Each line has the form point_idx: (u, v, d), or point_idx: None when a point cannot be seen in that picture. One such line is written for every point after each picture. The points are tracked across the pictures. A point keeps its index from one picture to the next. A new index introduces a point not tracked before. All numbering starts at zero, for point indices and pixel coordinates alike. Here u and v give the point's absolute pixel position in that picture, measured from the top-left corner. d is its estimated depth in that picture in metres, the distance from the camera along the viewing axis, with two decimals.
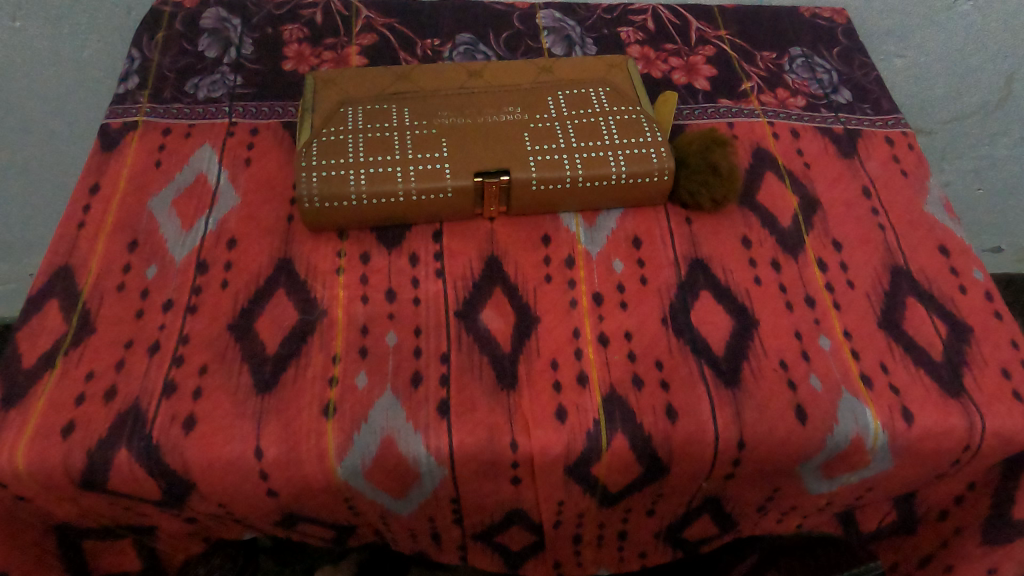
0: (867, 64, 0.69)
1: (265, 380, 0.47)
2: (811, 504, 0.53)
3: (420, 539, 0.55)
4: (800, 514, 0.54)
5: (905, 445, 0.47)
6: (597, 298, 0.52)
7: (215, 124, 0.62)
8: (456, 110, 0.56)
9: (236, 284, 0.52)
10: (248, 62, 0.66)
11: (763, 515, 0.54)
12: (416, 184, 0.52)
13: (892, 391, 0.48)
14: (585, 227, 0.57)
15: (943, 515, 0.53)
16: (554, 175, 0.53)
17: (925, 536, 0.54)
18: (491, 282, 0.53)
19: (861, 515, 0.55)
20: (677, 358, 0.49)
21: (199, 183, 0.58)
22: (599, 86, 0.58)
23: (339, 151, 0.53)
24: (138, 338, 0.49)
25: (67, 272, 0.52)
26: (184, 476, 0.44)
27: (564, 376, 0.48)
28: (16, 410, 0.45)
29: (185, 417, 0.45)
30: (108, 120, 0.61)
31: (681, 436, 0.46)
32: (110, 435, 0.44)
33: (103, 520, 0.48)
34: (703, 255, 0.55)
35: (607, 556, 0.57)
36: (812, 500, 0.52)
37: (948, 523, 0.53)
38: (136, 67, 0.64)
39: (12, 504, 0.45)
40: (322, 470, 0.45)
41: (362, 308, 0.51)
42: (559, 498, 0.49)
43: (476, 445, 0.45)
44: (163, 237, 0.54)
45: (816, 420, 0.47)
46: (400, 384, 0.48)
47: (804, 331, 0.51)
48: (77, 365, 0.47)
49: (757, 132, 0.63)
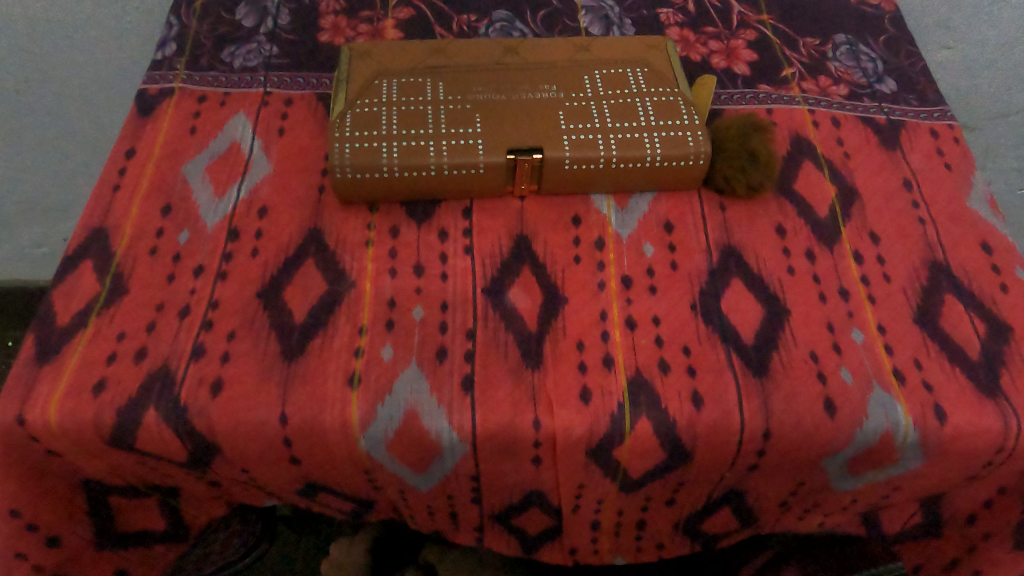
0: (914, 54, 0.67)
1: (292, 348, 0.48)
2: (834, 502, 0.52)
3: (438, 518, 0.55)
4: (823, 511, 0.54)
5: (937, 443, 0.46)
6: (626, 281, 0.52)
7: (249, 94, 0.62)
8: (490, 86, 0.55)
9: (265, 252, 0.52)
10: (284, 33, 0.66)
11: (785, 512, 0.54)
12: (448, 159, 0.52)
13: (925, 388, 0.47)
14: (616, 210, 0.56)
15: (971, 519, 0.52)
16: (587, 155, 0.53)
17: (950, 539, 0.53)
18: (519, 261, 0.53)
19: (883, 516, 0.54)
20: (705, 345, 0.49)
21: (233, 150, 0.58)
22: (637, 67, 0.57)
23: (372, 123, 0.52)
24: (169, 301, 0.49)
25: (102, 233, 0.53)
26: (209, 438, 0.45)
27: (589, 358, 0.48)
28: (50, 366, 0.46)
29: (213, 380, 0.46)
30: (145, 85, 0.62)
31: (706, 423, 0.46)
32: (139, 395, 0.45)
33: (130, 478, 0.49)
34: (736, 243, 0.54)
35: (624, 545, 0.57)
36: (837, 497, 0.51)
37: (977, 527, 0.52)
38: (174, 34, 0.65)
39: (44, 458, 0.46)
40: (345, 440, 0.45)
41: (390, 282, 0.51)
42: (579, 481, 0.49)
43: (498, 423, 0.45)
44: (196, 204, 0.55)
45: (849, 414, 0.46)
46: (425, 358, 0.48)
47: (836, 323, 0.50)
48: (109, 325, 0.48)
49: (796, 119, 0.62)
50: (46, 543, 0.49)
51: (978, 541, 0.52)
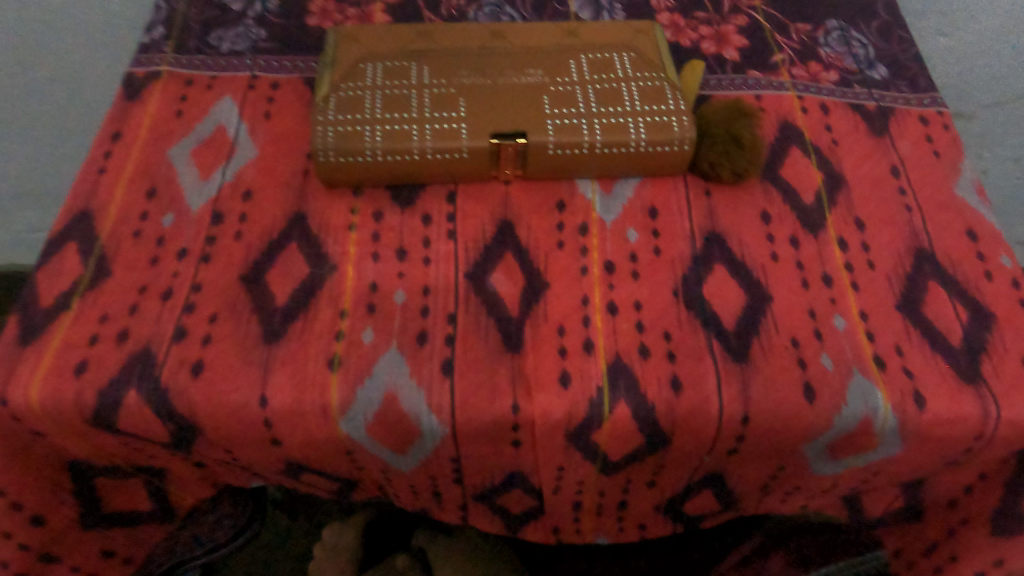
0: (906, 40, 0.66)
1: (273, 331, 0.48)
2: (815, 486, 0.52)
3: (422, 497, 0.56)
4: (805, 495, 0.54)
5: (916, 430, 0.46)
6: (609, 267, 0.52)
7: (236, 77, 0.62)
8: (475, 70, 0.55)
9: (249, 236, 0.52)
10: (272, 16, 0.65)
11: (766, 494, 0.54)
12: (432, 143, 0.52)
13: (906, 375, 0.47)
14: (601, 195, 0.56)
15: (953, 504, 0.52)
16: (571, 140, 0.52)
17: (930, 525, 0.54)
18: (503, 245, 0.53)
19: (867, 500, 0.54)
20: (686, 330, 0.49)
21: (219, 134, 0.58)
22: (623, 52, 0.57)
23: (355, 107, 0.52)
24: (152, 284, 0.50)
25: (86, 216, 0.53)
26: (190, 420, 0.45)
27: (570, 342, 0.48)
28: (32, 348, 0.46)
29: (194, 362, 0.46)
30: (132, 69, 0.62)
31: (684, 408, 0.46)
32: (121, 376, 0.45)
33: (116, 459, 0.50)
34: (720, 229, 0.54)
35: (606, 525, 0.58)
36: (817, 481, 0.52)
37: (956, 512, 0.52)
38: (162, 17, 0.65)
39: (28, 437, 0.47)
40: (325, 421, 0.45)
41: (373, 266, 0.51)
42: (559, 464, 0.49)
43: (477, 406, 0.45)
44: (181, 187, 0.55)
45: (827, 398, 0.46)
46: (406, 341, 0.48)
47: (818, 310, 0.50)
48: (92, 307, 0.48)
49: (784, 105, 0.61)
50: (32, 523, 0.49)
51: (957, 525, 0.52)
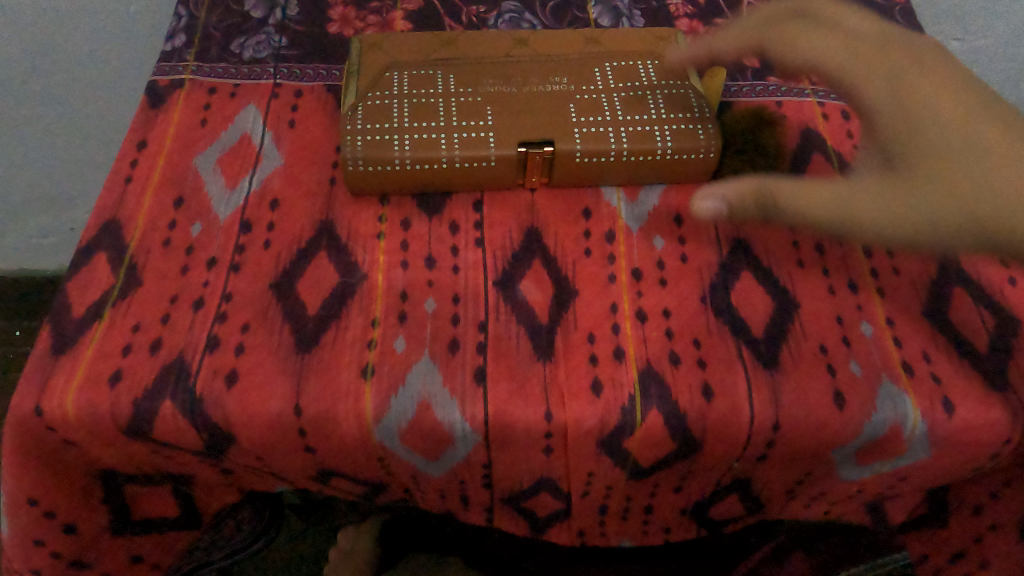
0: None
1: (306, 340, 0.48)
2: (840, 491, 0.52)
3: (449, 500, 0.56)
4: (829, 501, 0.54)
5: (944, 436, 0.46)
6: (636, 274, 0.52)
7: (260, 85, 0.62)
8: (501, 79, 0.55)
9: (278, 245, 0.52)
10: (294, 24, 0.66)
11: (791, 499, 0.54)
12: (460, 152, 0.52)
13: (934, 381, 0.47)
14: (627, 203, 0.56)
15: (978, 511, 0.52)
16: (598, 147, 0.53)
17: (954, 531, 0.53)
18: (530, 253, 0.53)
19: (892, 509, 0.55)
20: (715, 337, 0.49)
21: (244, 142, 0.58)
22: (648, 60, 0.57)
23: (383, 116, 0.53)
24: (183, 294, 0.50)
25: (115, 225, 0.53)
26: (225, 429, 0.45)
27: (600, 350, 0.49)
28: (66, 358, 0.46)
29: (228, 372, 0.46)
30: (155, 77, 0.62)
31: (716, 415, 0.46)
32: (155, 387, 0.45)
33: (146, 467, 0.50)
34: (745, 236, 0.54)
35: (631, 528, 0.58)
36: (842, 485, 0.52)
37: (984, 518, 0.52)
38: (183, 25, 0.65)
39: (61, 447, 0.47)
40: (359, 430, 0.46)
41: (402, 274, 0.52)
42: (590, 470, 0.49)
43: (510, 414, 0.46)
44: (208, 196, 0.55)
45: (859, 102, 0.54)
46: (437, 350, 0.48)
47: (845, 317, 0.50)
48: (124, 317, 0.48)
49: (805, 112, 0.62)
50: (64, 529, 0.49)
51: (984, 533, 0.52)
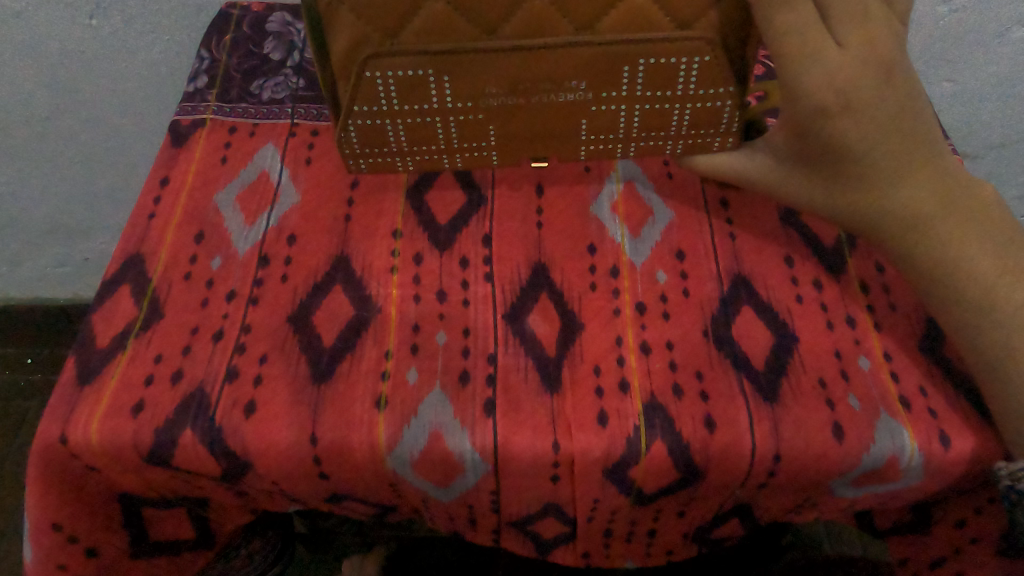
0: None
1: (322, 371, 0.50)
2: (834, 506, 0.53)
3: (457, 522, 0.57)
4: (819, 509, 0.54)
5: (940, 466, 0.47)
6: (640, 308, 0.54)
7: (277, 125, 0.65)
8: (505, 86, 0.50)
9: (295, 278, 0.55)
10: (310, 65, 0.68)
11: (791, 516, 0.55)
12: (462, 163, 0.58)
13: (930, 415, 0.49)
14: (630, 238, 0.58)
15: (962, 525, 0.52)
16: (600, 155, 0.57)
17: (938, 537, 0.54)
18: (537, 287, 0.55)
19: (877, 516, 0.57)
20: (717, 370, 0.50)
21: (262, 179, 0.61)
22: (693, 57, 0.48)
23: (381, 138, 0.55)
24: (203, 326, 0.52)
25: (138, 260, 0.56)
26: (242, 458, 0.47)
27: (606, 382, 0.50)
28: (91, 388, 0.48)
29: (246, 402, 0.48)
30: (178, 117, 0.65)
31: (718, 446, 0.47)
32: (176, 416, 0.47)
33: (163, 491, 0.51)
34: (745, 272, 0.56)
35: (635, 550, 0.59)
36: (836, 504, 0.53)
37: (964, 532, 0.52)
38: (205, 67, 0.68)
39: (83, 475, 0.48)
40: (373, 458, 0.47)
41: (414, 307, 0.53)
42: (595, 497, 0.50)
43: (519, 445, 0.47)
44: (227, 231, 0.57)
45: (827, 153, 0.48)
46: (448, 382, 0.50)
47: (844, 351, 0.52)
48: (146, 349, 0.50)
49: None
50: (85, 553, 0.50)
51: (962, 544, 0.52)
